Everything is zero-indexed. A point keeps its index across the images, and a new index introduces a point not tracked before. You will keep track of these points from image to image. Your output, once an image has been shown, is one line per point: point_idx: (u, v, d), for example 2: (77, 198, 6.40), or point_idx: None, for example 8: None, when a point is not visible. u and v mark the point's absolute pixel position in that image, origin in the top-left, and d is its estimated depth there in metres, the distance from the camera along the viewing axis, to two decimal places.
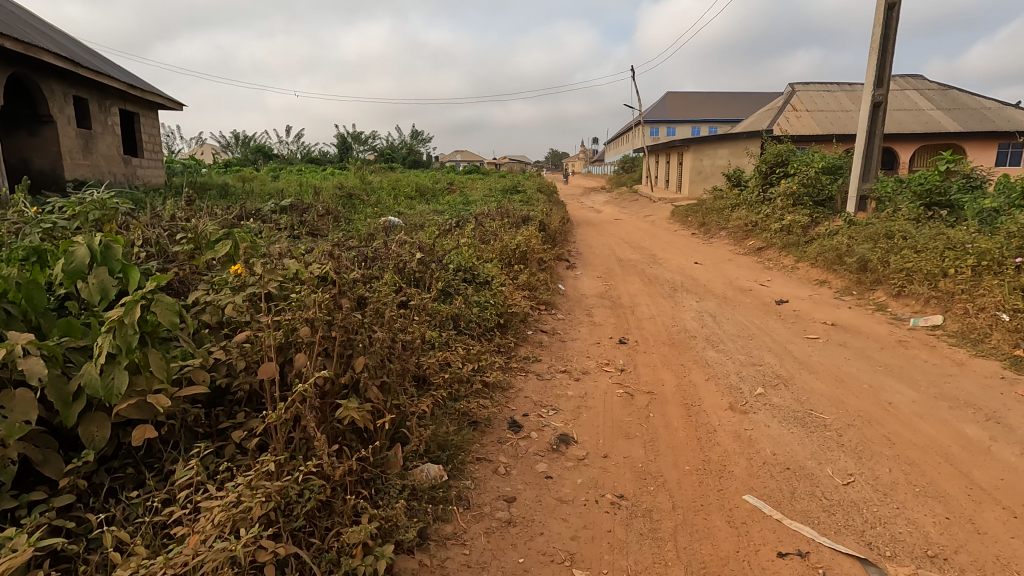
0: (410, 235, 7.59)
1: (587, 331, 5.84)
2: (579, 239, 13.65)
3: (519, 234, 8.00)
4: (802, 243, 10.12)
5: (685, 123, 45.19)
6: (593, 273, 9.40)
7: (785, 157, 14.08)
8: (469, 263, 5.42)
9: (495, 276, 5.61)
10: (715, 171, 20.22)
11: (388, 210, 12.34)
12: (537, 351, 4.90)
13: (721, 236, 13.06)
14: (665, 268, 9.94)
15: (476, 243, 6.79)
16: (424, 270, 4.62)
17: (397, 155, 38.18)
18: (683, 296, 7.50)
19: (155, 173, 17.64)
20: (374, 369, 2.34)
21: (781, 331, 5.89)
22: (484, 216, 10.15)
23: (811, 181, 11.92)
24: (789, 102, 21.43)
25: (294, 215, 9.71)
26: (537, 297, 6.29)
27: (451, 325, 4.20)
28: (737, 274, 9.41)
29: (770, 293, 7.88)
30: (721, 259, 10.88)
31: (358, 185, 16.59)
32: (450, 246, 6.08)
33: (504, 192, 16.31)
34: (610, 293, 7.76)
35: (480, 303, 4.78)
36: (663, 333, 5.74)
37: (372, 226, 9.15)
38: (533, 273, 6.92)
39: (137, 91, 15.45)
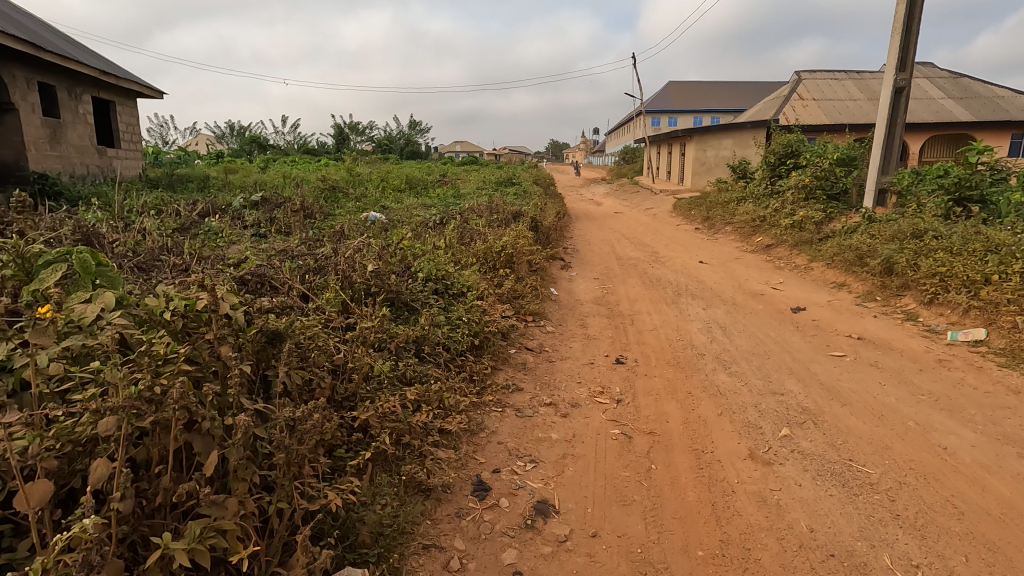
0: (385, 235, 6.83)
1: (580, 346, 5.11)
2: (577, 235, 12.91)
3: (508, 233, 7.25)
4: (815, 241, 9.37)
5: (687, 113, 44.24)
6: (589, 274, 8.68)
7: (795, 147, 13.27)
8: (442, 271, 4.68)
9: (473, 284, 4.83)
10: (720, 163, 19.41)
11: (372, 205, 11.59)
12: (519, 376, 4.19)
13: (727, 232, 12.30)
14: (667, 267, 9.22)
15: (455, 245, 6.07)
16: (382, 279, 3.82)
17: (393, 146, 37.32)
18: (688, 302, 6.78)
19: (135, 165, 16.90)
20: (245, 465, 1.66)
21: (801, 347, 5.15)
22: (472, 211, 9.43)
23: (825, 173, 11.15)
24: (796, 91, 20.56)
25: (267, 211, 8.98)
26: (524, 307, 5.56)
27: (410, 351, 3.45)
28: (746, 274, 8.68)
29: (784, 297, 7.16)
30: (728, 257, 10.15)
31: (346, 177, 15.79)
32: (424, 248, 5.32)
33: (498, 184, 15.53)
34: (608, 298, 7.04)
35: (449, 322, 4.04)
36: (667, 349, 5.01)
37: (349, 223, 8.42)
38: (521, 279, 6.20)
39: (111, 78, 14.66)
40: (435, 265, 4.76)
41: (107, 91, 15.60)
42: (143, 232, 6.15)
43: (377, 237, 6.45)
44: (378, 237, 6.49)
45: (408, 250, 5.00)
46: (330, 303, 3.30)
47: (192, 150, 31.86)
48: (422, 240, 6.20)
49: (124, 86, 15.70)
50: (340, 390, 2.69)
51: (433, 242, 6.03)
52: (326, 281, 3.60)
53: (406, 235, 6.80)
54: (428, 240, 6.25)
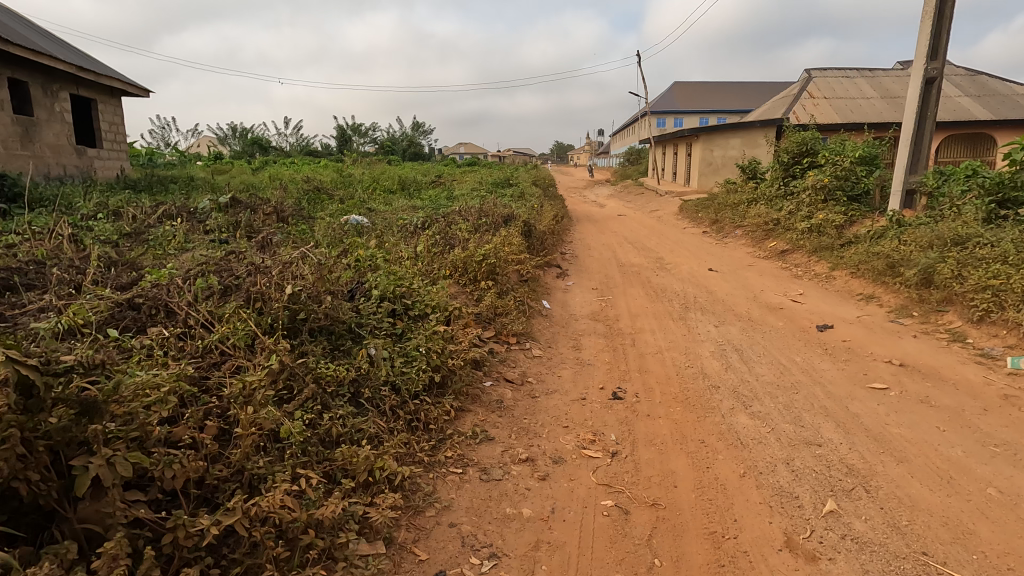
0: (357, 242, 6.06)
1: (570, 376, 4.32)
2: (577, 239, 12.11)
3: (494, 239, 6.46)
4: (836, 247, 8.56)
5: (693, 114, 43.40)
6: (588, 283, 7.91)
7: (810, 145, 12.41)
8: (403, 286, 3.90)
9: (440, 300, 4.03)
10: (727, 163, 18.57)
11: (357, 207, 10.83)
12: (492, 419, 3.41)
13: (737, 236, 11.47)
14: (673, 275, 8.44)
15: (428, 256, 5.32)
16: (314, 300, 3.05)
17: (395, 147, 36.58)
18: (697, 318, 5.98)
19: (119, 166, 16.22)
20: None
21: (835, 377, 4.34)
22: (460, 214, 8.67)
23: (845, 172, 10.24)
24: (805, 89, 19.71)
25: (235, 214, 8.22)
26: (506, 328, 4.77)
27: (340, 399, 2.70)
28: (761, 284, 7.86)
29: (806, 311, 6.35)
30: (740, 264, 9.33)
31: (335, 179, 15.04)
32: (387, 259, 4.54)
33: (495, 185, 14.75)
34: (606, 313, 6.25)
35: (400, 354, 3.26)
36: (674, 381, 4.22)
37: (323, 228, 7.68)
38: (504, 293, 5.38)
39: (88, 74, 13.96)
40: (395, 280, 3.99)
41: (88, 88, 14.90)
42: (78, 240, 5.41)
43: (344, 245, 5.68)
44: (346, 245, 5.73)
45: (364, 263, 4.22)
46: (230, 338, 2.56)
47: (189, 150, 31.21)
48: (391, 249, 5.42)
49: (106, 83, 15.00)
50: (211, 474, 1.94)
51: (402, 252, 5.26)
52: (237, 303, 2.84)
53: (377, 243, 6.03)
54: (398, 249, 5.47)
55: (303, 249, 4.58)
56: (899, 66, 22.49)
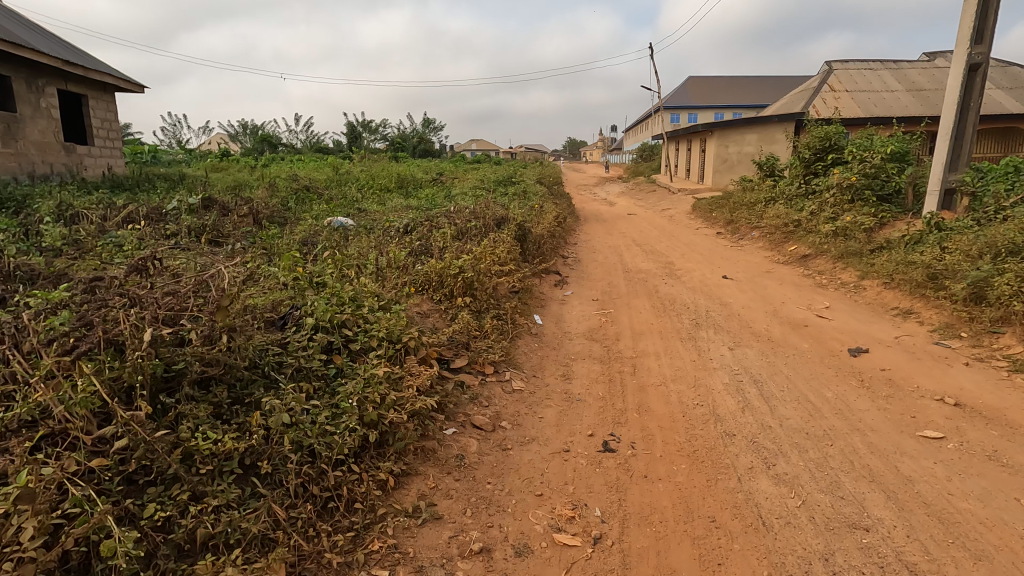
0: (322, 253, 5.39)
1: (554, 418, 3.59)
2: (582, 242, 11.35)
3: (479, 248, 5.74)
4: (865, 253, 7.78)
5: (707, 108, 42.31)
6: (588, 293, 7.19)
7: (833, 141, 11.51)
8: (348, 312, 3.20)
9: (393, 325, 3.32)
10: (743, 160, 17.66)
11: (346, 208, 10.18)
12: (446, 484, 2.70)
13: (754, 239, 10.65)
14: (682, 284, 7.70)
15: (398, 274, 4.67)
16: (210, 338, 2.37)
17: (405, 144, 35.88)
18: (710, 339, 5.22)
19: (112, 163, 15.73)
20: None
21: (876, 420, 3.56)
22: (450, 216, 7.99)
23: (874, 169, 9.36)
24: (825, 82, 18.70)
25: (205, 216, 7.58)
26: (480, 356, 4.06)
27: (222, 480, 2.02)
28: (781, 295, 7.05)
29: (834, 329, 5.58)
30: (757, 271, 8.54)
31: (330, 177, 14.40)
32: (336, 276, 3.83)
33: (496, 183, 14.02)
34: (605, 331, 5.50)
35: (326, 407, 2.58)
36: (679, 426, 3.48)
37: (299, 234, 7.06)
38: (484, 312, 4.67)
39: (76, 68, 13.46)
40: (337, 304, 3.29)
41: (77, 83, 14.38)
42: (5, 250, 4.80)
43: (303, 257, 5.01)
44: (305, 257, 5.06)
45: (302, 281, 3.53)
46: (68, 398, 1.89)
47: (195, 148, 30.79)
48: (353, 262, 4.73)
49: (96, 78, 14.48)
50: None
51: (362, 269, 4.57)
52: (87, 350, 2.07)
53: (347, 252, 5.38)
54: (363, 262, 4.80)
55: (237, 265, 3.91)
56: (924, 58, 21.35)
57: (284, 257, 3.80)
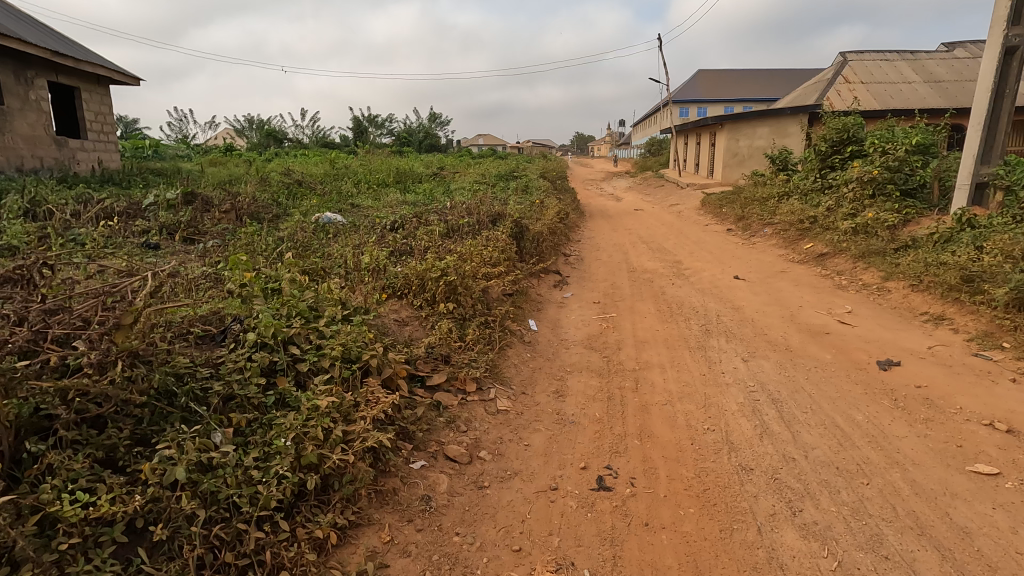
0: (297, 255, 4.98)
1: (542, 445, 3.12)
2: (586, 239, 10.85)
3: (468, 248, 5.30)
4: (888, 252, 7.26)
5: (717, 102, 41.52)
6: (589, 295, 6.72)
7: (852, 133, 10.91)
8: (297, 325, 2.75)
9: (353, 339, 2.87)
10: (755, 153, 17.05)
11: (339, 204, 9.72)
12: (403, 537, 2.23)
13: (767, 236, 10.12)
14: (690, 285, 7.20)
15: (371, 279, 4.23)
16: (102, 367, 1.94)
17: (411, 138, 35.36)
18: (721, 348, 4.73)
19: (108, 158, 15.34)
20: None
21: (917, 451, 3.07)
22: (443, 212, 7.52)
23: (897, 162, 8.79)
24: (840, 74, 18.03)
25: (185, 212, 7.17)
26: (460, 372, 3.59)
27: (94, 556, 1.60)
28: (797, 297, 6.55)
29: (858, 336, 5.08)
30: (771, 271, 8.03)
31: (327, 171, 13.96)
32: (296, 280, 3.38)
33: (497, 178, 13.51)
34: (605, 339, 5.02)
35: (256, 445, 2.14)
36: (687, 458, 2.99)
37: (281, 232, 6.61)
38: (470, 318, 4.20)
39: (67, 60, 13.03)
40: (288, 314, 2.84)
41: (70, 75, 13.95)
42: None
43: (274, 257, 4.60)
44: (277, 258, 4.65)
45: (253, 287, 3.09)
46: None
47: (197, 142, 30.39)
48: (324, 264, 4.31)
49: (88, 69, 14.04)
50: None
51: (333, 274, 4.14)
52: None
53: (324, 254, 4.94)
54: (336, 266, 4.39)
55: (187, 276, 3.51)
56: (942, 48, 20.62)
57: (233, 258, 3.36)
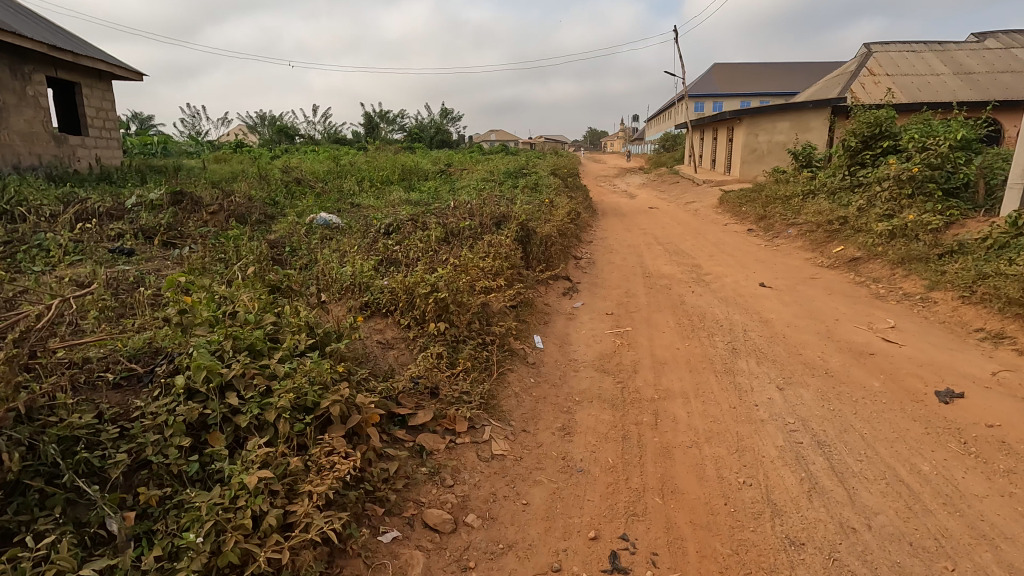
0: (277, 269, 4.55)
1: (544, 503, 2.59)
2: (598, 240, 10.27)
3: (467, 256, 4.78)
4: (932, 258, 6.63)
5: (733, 97, 40.53)
6: (602, 304, 6.17)
7: (885, 127, 10.19)
8: (236, 363, 2.22)
9: (312, 377, 2.34)
10: (775, 149, 16.27)
11: (338, 204, 9.22)
12: None
13: (792, 238, 9.48)
14: (711, 293, 6.62)
15: (352, 300, 3.75)
16: None
17: (422, 134, 34.83)
18: (751, 373, 4.16)
19: (110, 155, 14.98)
20: None
21: (1008, 518, 2.49)
22: (444, 213, 7.00)
23: (939, 159, 8.11)
24: (864, 65, 17.20)
25: (170, 213, 6.71)
26: (449, 408, 3.06)
27: None
28: (832, 308, 5.94)
29: (908, 357, 4.49)
30: (799, 277, 7.41)
31: (330, 168, 13.50)
32: (253, 301, 2.87)
33: (506, 175, 12.96)
34: (619, 359, 4.48)
35: (161, 537, 1.64)
36: (721, 526, 2.45)
37: (269, 241, 6.13)
38: (464, 340, 3.67)
39: (66, 54, 12.62)
40: (232, 348, 2.32)
41: (70, 70, 13.53)
42: None
43: (247, 270, 4.17)
44: (253, 270, 4.22)
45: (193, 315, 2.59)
46: None
47: (206, 139, 30.11)
48: (299, 279, 3.85)
49: (88, 64, 13.61)
50: None
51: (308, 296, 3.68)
52: None
53: (306, 268, 4.44)
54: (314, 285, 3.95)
55: (133, 303, 3.07)
56: (973, 39, 19.68)
57: (170, 277, 2.87)
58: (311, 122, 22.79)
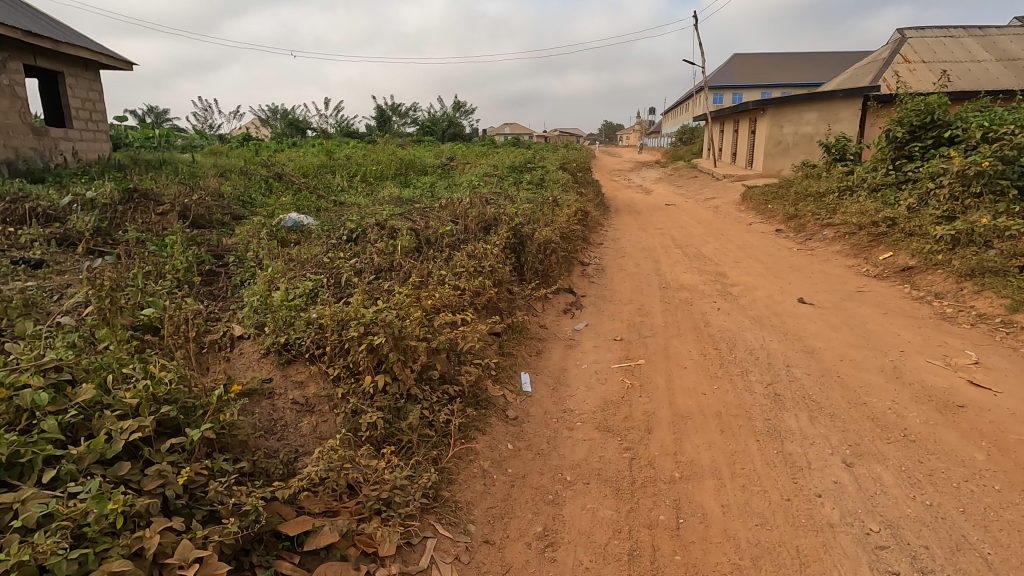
0: (197, 301, 3.72)
1: None
2: (609, 242, 9.21)
3: (434, 278, 3.81)
4: (1011, 272, 5.49)
5: (754, 88, 38.91)
6: (607, 324, 5.15)
7: (938, 115, 8.95)
8: None
9: (87, 522, 1.39)
10: (801, 141, 14.97)
11: (319, 204, 8.21)
12: None
13: (828, 240, 8.34)
14: (741, 310, 5.57)
15: (276, 348, 2.84)
16: None
17: (435, 128, 33.84)
18: (805, 437, 3.10)
19: (99, 149, 13.12)
20: None
21: None
22: (424, 216, 6.00)
23: (1014, 152, 6.91)
24: (898, 51, 15.72)
25: (111, 215, 5.79)
26: (372, 519, 2.08)
27: None
28: (892, 334, 4.84)
29: (1011, 410, 3.41)
30: (843, 290, 6.30)
31: (322, 163, 12.56)
32: (65, 371, 1.95)
33: (511, 170, 11.88)
34: (628, 408, 3.47)
35: None
36: None
37: (218, 253, 5.18)
38: (412, 399, 2.69)
39: (47, 42, 10.76)
40: None
41: (50, 59, 11.61)
42: None
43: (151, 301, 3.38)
44: (158, 301, 3.45)
45: None
46: None
47: (213, 131, 29.39)
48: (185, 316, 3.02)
49: (71, 52, 11.69)
50: None
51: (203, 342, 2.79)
52: None
53: (232, 307, 3.52)
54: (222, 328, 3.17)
55: None
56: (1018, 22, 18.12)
57: None
58: (320, 115, 21.88)
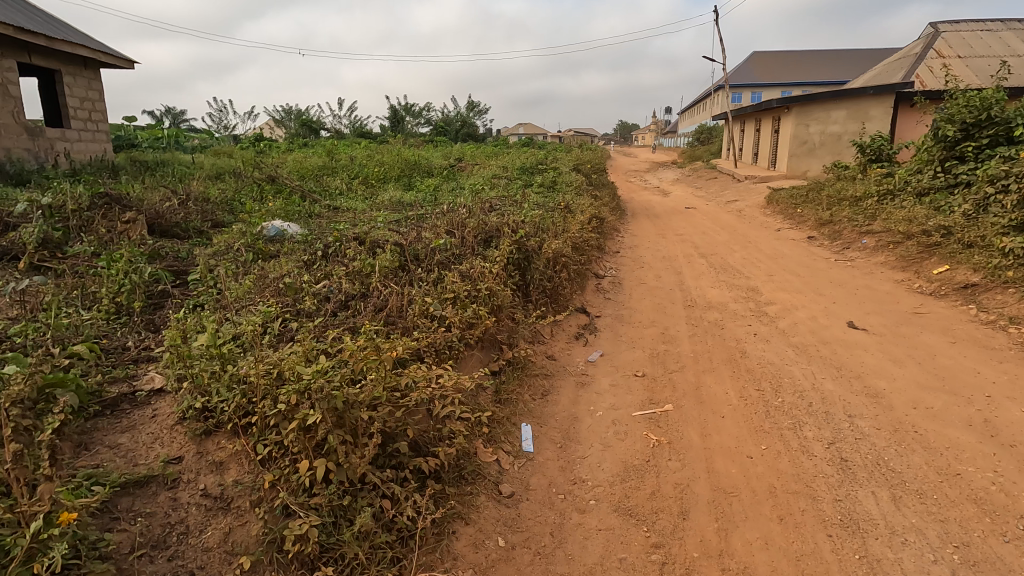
0: (125, 337, 3.06)
1: None
2: (627, 250, 8.44)
3: (414, 309, 3.11)
4: None
5: (775, 86, 37.67)
6: (625, 353, 4.42)
7: (994, 111, 8.06)
8: None
9: None
10: (828, 141, 13.89)
11: (311, 209, 7.54)
12: None
13: (869, 250, 7.49)
14: (780, 336, 4.79)
15: (191, 416, 2.15)
16: None
17: (448, 127, 33.14)
18: (892, 532, 2.36)
19: (103, 149, 12.31)
20: None
21: None
22: (417, 225, 5.30)
23: None
24: (932, 44, 14.66)
25: (72, 225, 5.15)
26: None
27: None
28: (968, 370, 4.04)
29: None
30: (896, 311, 5.49)
31: (323, 163, 11.91)
32: None
33: (520, 172, 11.13)
34: (654, 479, 2.73)
35: None
36: None
37: (179, 269, 4.52)
38: (366, 491, 2.00)
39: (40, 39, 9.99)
40: None
41: (49, 57, 10.80)
42: None
43: (67, 343, 2.77)
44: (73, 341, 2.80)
45: None
46: None
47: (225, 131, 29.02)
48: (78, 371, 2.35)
49: (70, 49, 10.89)
50: None
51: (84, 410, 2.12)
52: None
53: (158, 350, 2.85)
54: (138, 380, 2.51)
55: None
56: None
57: None
58: (332, 116, 21.17)
